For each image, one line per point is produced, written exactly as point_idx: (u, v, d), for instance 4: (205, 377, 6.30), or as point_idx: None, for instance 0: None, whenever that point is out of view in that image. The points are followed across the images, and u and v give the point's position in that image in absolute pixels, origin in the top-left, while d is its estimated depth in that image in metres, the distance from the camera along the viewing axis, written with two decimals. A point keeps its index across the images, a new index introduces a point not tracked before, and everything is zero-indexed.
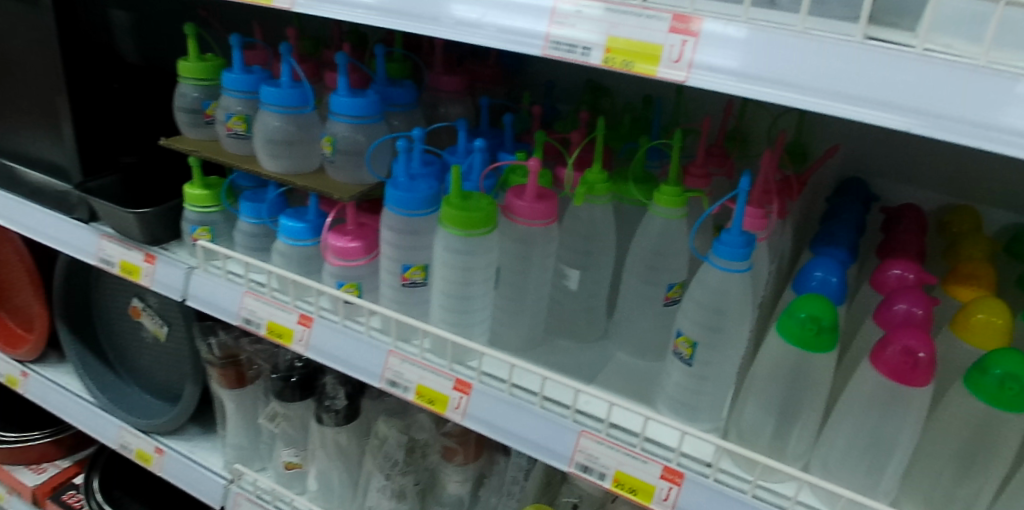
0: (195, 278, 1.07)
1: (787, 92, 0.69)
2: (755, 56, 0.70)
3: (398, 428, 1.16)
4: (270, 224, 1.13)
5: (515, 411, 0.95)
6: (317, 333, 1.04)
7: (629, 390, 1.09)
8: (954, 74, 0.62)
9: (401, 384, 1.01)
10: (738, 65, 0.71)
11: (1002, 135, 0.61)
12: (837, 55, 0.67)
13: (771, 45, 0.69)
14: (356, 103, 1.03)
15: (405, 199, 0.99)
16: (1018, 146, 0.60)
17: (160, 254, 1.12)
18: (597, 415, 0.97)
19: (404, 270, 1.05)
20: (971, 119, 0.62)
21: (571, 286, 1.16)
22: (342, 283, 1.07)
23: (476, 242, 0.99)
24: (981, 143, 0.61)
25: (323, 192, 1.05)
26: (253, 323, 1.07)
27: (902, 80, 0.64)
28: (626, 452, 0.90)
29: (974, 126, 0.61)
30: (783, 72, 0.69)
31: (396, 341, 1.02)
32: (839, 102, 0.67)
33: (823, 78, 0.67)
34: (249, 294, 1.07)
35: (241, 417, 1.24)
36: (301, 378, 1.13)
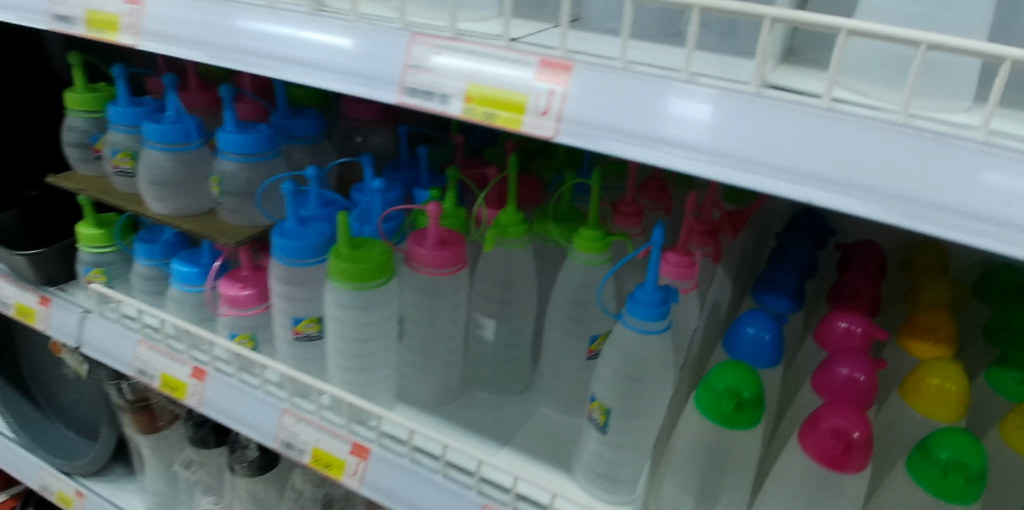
0: (89, 325, 0.94)
1: (662, 156, 0.45)
2: (619, 109, 0.46)
3: (314, 481, 1.01)
4: (164, 267, 0.90)
5: (413, 483, 0.74)
6: (212, 388, 0.86)
7: (551, 456, 0.77)
8: (883, 137, 0.40)
9: (296, 447, 0.81)
10: (595, 120, 0.46)
11: (959, 219, 0.37)
12: (726, 108, 0.43)
13: (639, 94, 0.45)
14: (168, 128, 0.81)
15: (291, 248, 0.74)
16: (984, 237, 0.37)
17: (53, 297, 0.98)
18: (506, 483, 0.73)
19: (294, 323, 0.79)
20: (913, 196, 0.39)
21: (480, 342, 0.85)
22: (234, 334, 0.85)
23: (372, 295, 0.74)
24: (927, 229, 0.38)
25: (210, 238, 0.82)
26: (148, 378, 0.90)
27: (815, 141, 0.41)
28: None
29: (917, 206, 0.38)
30: (656, 129, 0.45)
31: (291, 398, 0.82)
32: (732, 170, 0.43)
33: (711, 135, 0.43)
34: (142, 343, 0.90)
35: (161, 462, 1.14)
36: (213, 425, 1.04)
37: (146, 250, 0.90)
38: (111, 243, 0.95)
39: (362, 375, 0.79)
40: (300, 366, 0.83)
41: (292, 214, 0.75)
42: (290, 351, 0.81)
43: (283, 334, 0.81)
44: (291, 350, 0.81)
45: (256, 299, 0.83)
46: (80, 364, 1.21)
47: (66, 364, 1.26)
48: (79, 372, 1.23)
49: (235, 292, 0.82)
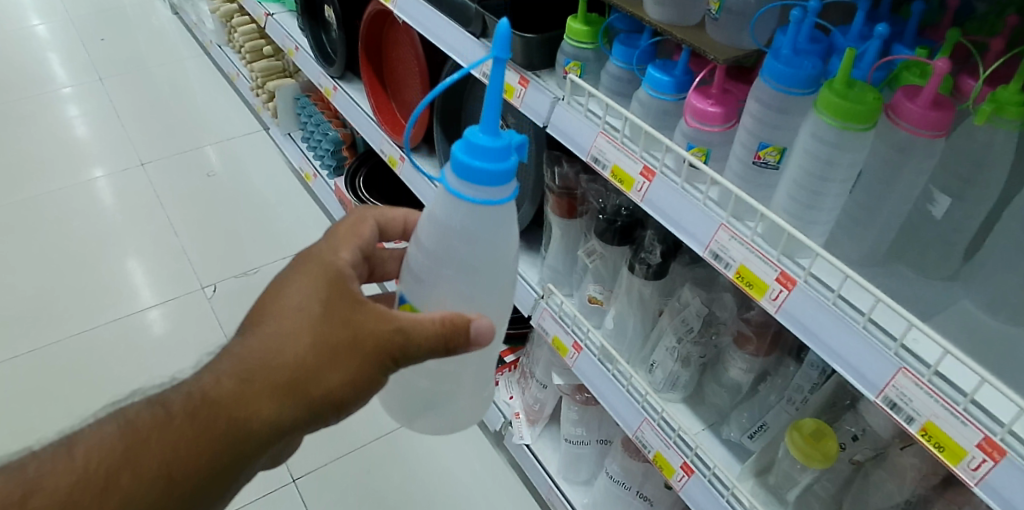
0: (558, 111, 0.89)
1: None
2: None
3: (701, 298, 0.93)
4: (638, 74, 0.84)
5: (833, 323, 0.66)
6: (653, 189, 0.80)
7: (982, 357, 0.64)
8: None
9: (722, 261, 0.74)
10: None
11: None
12: None
13: None
14: None
15: (779, 75, 0.66)
16: None
17: (531, 80, 0.92)
18: (964, 385, 0.61)
19: (758, 148, 0.72)
20: None
21: (923, 218, 0.72)
22: (691, 146, 0.78)
23: (848, 137, 0.64)
24: None
25: (697, 48, 0.74)
26: (599, 168, 0.84)
27: None
28: (943, 403, 0.59)
29: None
30: None
31: (729, 214, 0.74)
32: None
33: None
34: (602, 135, 0.84)
35: (565, 245, 1.09)
36: (622, 225, 0.96)
37: (624, 53, 0.84)
38: (592, 40, 0.87)
39: (805, 212, 0.71)
40: (742, 185, 0.76)
41: (789, 40, 0.66)
42: (739, 173, 0.75)
43: (739, 154, 0.75)
44: (743, 172, 0.75)
45: (721, 119, 0.75)
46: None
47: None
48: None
49: (701, 107, 0.75)
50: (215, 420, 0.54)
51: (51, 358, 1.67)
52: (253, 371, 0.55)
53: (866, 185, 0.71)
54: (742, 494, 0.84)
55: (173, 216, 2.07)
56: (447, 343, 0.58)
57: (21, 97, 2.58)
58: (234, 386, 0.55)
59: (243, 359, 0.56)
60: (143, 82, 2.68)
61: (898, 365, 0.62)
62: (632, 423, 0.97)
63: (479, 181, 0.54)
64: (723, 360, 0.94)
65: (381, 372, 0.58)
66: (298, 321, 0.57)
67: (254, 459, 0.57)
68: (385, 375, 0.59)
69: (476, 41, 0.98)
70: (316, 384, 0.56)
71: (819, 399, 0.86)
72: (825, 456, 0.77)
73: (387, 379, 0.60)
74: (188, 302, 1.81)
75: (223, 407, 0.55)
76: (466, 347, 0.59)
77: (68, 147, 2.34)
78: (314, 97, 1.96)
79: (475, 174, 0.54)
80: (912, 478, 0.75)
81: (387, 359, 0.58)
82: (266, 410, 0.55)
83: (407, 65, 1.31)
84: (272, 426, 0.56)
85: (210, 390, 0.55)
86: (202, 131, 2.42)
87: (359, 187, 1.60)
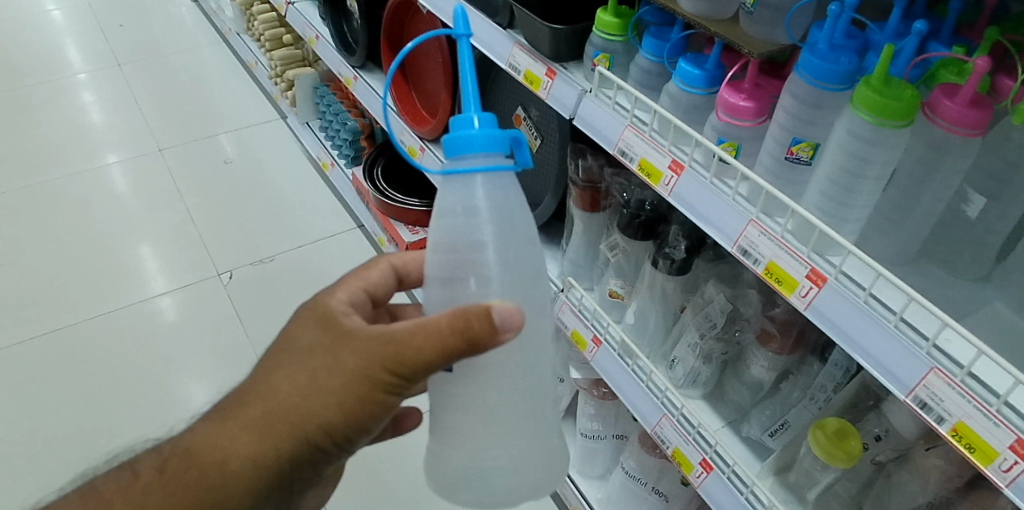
0: (586, 103, 0.89)
1: None
2: None
3: (726, 294, 0.93)
4: (668, 67, 0.84)
5: (862, 322, 0.65)
6: (683, 183, 0.79)
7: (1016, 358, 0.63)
8: None
9: (750, 257, 0.74)
10: None
11: None
12: None
13: None
14: None
15: (815, 70, 0.65)
16: None
17: (559, 71, 0.92)
18: (999, 387, 0.59)
19: (791, 143, 0.72)
20: None
21: (957, 218, 0.72)
22: (721, 140, 0.77)
23: (884, 133, 0.63)
24: None
25: (730, 40, 0.74)
26: (626, 161, 0.84)
27: None
28: (977, 404, 0.57)
29: None
30: None
31: (759, 210, 0.73)
32: None
33: None
34: (630, 128, 0.84)
35: (586, 239, 1.10)
36: (646, 220, 0.96)
37: (654, 46, 0.84)
38: (622, 32, 0.87)
39: (838, 209, 0.70)
40: (775, 181, 0.76)
41: (825, 35, 0.65)
42: (771, 167, 0.75)
43: (771, 149, 0.74)
44: (775, 167, 0.75)
45: (753, 114, 0.74)
46: (533, 138, 1.14)
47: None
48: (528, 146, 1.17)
49: (734, 102, 0.74)
50: (196, 476, 0.55)
51: (64, 341, 1.68)
52: (234, 419, 0.56)
53: (900, 182, 0.71)
54: (762, 492, 0.83)
55: (188, 203, 2.07)
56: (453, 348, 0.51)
57: (39, 82, 2.59)
58: (212, 439, 0.56)
59: (225, 411, 0.57)
60: (159, 69, 2.69)
61: (930, 366, 0.60)
62: (651, 418, 0.97)
63: (464, 150, 0.55)
64: (745, 358, 0.93)
65: (377, 389, 0.54)
66: (286, 356, 0.57)
67: (262, 496, 0.58)
68: (387, 393, 0.55)
69: (503, 32, 0.99)
70: (292, 423, 0.55)
71: (842, 399, 0.85)
72: (848, 456, 0.76)
73: (393, 396, 0.55)
74: (201, 291, 1.82)
75: (201, 460, 0.56)
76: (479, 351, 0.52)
77: (85, 132, 2.34)
78: (332, 86, 1.98)
79: (460, 145, 0.55)
80: (936, 480, 0.74)
81: (382, 376, 0.54)
82: (244, 449, 0.55)
83: (429, 56, 1.32)
84: (254, 465, 0.55)
85: (193, 450, 0.56)
86: (218, 119, 2.42)
87: (377, 177, 1.62)
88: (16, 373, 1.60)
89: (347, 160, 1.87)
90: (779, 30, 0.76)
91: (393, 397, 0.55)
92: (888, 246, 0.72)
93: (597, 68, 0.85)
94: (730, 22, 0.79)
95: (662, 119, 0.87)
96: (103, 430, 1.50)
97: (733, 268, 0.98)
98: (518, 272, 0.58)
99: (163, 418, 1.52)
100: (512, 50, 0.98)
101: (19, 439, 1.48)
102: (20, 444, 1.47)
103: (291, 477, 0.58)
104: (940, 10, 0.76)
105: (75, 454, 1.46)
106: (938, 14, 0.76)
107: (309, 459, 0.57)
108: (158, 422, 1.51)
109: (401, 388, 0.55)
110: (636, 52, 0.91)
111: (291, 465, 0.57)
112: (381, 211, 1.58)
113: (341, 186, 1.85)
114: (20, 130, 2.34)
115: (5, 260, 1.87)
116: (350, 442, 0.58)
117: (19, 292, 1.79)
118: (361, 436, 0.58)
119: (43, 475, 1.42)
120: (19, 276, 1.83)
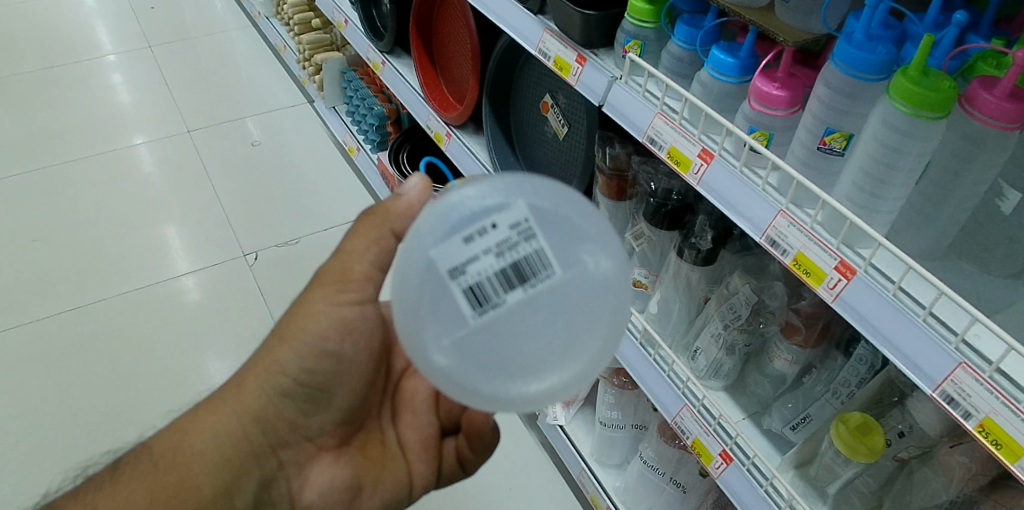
0: (615, 91, 0.88)
1: None
2: None
3: (751, 286, 0.93)
4: (699, 53, 0.83)
5: (888, 315, 0.64)
6: (713, 172, 0.79)
7: None
8: None
9: (779, 248, 0.73)
10: None
11: None
12: None
13: None
14: None
15: (851, 59, 0.65)
16: None
17: (588, 58, 0.92)
18: None
19: (824, 134, 0.71)
20: None
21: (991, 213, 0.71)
22: (752, 129, 0.77)
23: (920, 124, 0.62)
24: None
25: (764, 28, 0.73)
26: (655, 149, 0.84)
27: None
28: (1009, 403, 0.56)
29: None
30: None
31: (788, 200, 0.73)
32: None
33: None
34: (659, 115, 0.83)
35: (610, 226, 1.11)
36: (672, 209, 0.97)
37: (687, 33, 0.84)
38: (654, 20, 0.87)
39: (870, 201, 0.69)
40: (805, 171, 0.75)
41: (863, 24, 0.64)
42: (802, 157, 0.75)
43: (804, 138, 0.74)
44: (808, 158, 0.74)
45: (785, 103, 0.73)
46: (560, 125, 1.15)
47: (546, 123, 1.19)
48: (555, 133, 1.17)
49: (766, 90, 0.73)
50: (159, 460, 0.64)
51: (90, 316, 1.71)
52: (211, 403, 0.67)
53: (932, 176, 0.70)
54: (781, 484, 0.83)
55: (215, 184, 2.10)
56: (372, 235, 0.63)
57: (72, 62, 2.64)
58: (179, 424, 0.66)
59: (196, 410, 0.67)
60: (188, 52, 2.72)
61: (957, 361, 0.59)
62: (672, 409, 0.97)
63: None
64: (768, 350, 0.93)
65: (319, 303, 0.65)
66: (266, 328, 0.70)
67: (236, 462, 0.66)
68: (331, 304, 0.65)
69: (534, 18, 0.99)
70: (256, 367, 0.66)
71: (865, 394, 0.84)
72: (870, 451, 0.76)
73: (339, 310, 0.65)
74: (226, 271, 1.84)
75: (160, 448, 0.65)
76: (394, 219, 0.63)
77: (116, 112, 2.39)
78: (360, 71, 2.00)
79: None
80: (960, 477, 0.73)
81: (325, 292, 0.65)
82: (216, 421, 0.66)
83: (458, 43, 1.33)
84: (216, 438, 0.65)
85: None
86: (246, 102, 2.44)
87: (402, 161, 1.63)
88: (45, 345, 1.65)
89: (373, 145, 1.88)
90: (814, 18, 0.75)
91: (340, 310, 0.65)
92: (920, 240, 0.71)
93: (629, 54, 0.85)
94: (765, 10, 0.78)
95: (692, 108, 0.87)
96: (129, 404, 1.54)
97: (759, 260, 0.97)
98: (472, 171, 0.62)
99: (185, 395, 1.56)
100: (542, 37, 0.98)
101: (48, 410, 1.52)
102: (51, 413, 1.52)
103: (260, 421, 0.67)
104: (980, 1, 0.75)
105: (99, 427, 1.50)
106: (977, 6, 0.74)
107: (279, 396, 0.66)
108: (182, 398, 1.55)
109: (341, 300, 0.65)
110: (668, 39, 0.90)
111: (256, 404, 0.66)
112: None
113: (366, 170, 1.87)
114: (52, 108, 2.39)
115: (37, 235, 1.92)
116: (315, 369, 0.66)
117: (49, 267, 1.83)
118: (324, 360, 0.66)
119: (69, 446, 1.46)
120: (50, 252, 1.87)
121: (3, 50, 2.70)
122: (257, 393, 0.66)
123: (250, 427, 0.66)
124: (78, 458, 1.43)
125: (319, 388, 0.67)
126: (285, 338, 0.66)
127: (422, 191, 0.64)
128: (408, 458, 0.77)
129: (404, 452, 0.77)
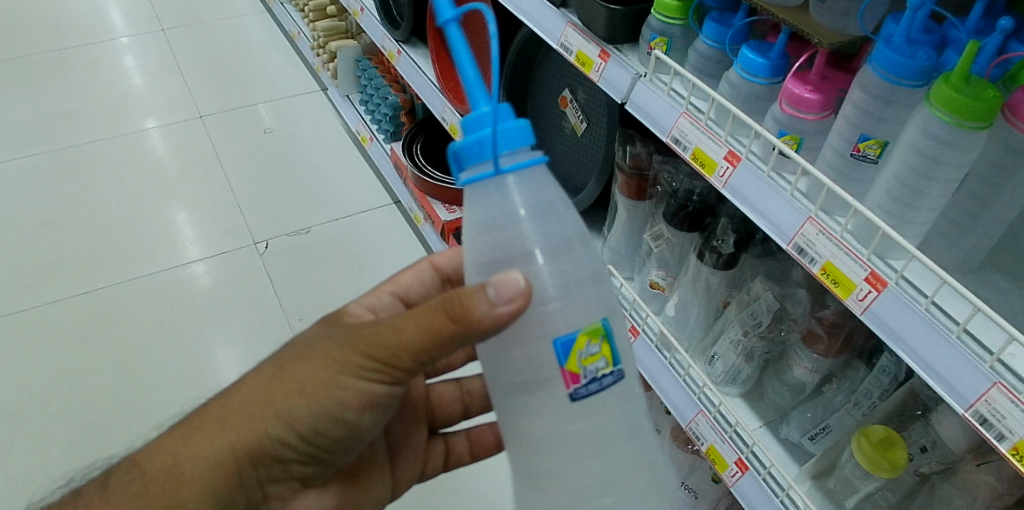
0: (639, 88, 0.86)
1: None
2: None
3: (774, 292, 0.91)
4: (728, 51, 0.81)
5: (922, 331, 0.62)
6: (741, 175, 0.76)
7: None
8: None
9: (807, 256, 0.71)
10: None
11: None
12: None
13: None
14: None
15: (889, 64, 0.62)
16: None
17: (612, 54, 0.89)
18: None
19: (858, 141, 0.69)
20: None
21: None
22: (781, 132, 0.74)
23: (960, 134, 0.60)
24: None
25: (798, 28, 0.71)
26: (679, 150, 0.81)
27: None
28: None
29: None
30: None
31: (818, 207, 0.70)
32: None
33: None
34: (685, 115, 0.81)
35: (629, 225, 1.09)
36: (693, 211, 0.95)
37: (716, 31, 0.81)
38: (681, 16, 0.84)
39: (904, 211, 0.67)
40: (835, 178, 0.73)
41: (903, 28, 0.62)
42: (834, 163, 0.72)
43: (836, 144, 0.71)
44: (840, 165, 0.72)
45: (818, 107, 0.71)
46: (579, 120, 1.12)
47: (564, 118, 1.17)
48: (574, 129, 1.15)
49: (798, 93, 0.71)
50: (150, 482, 0.57)
51: (100, 301, 1.71)
52: (204, 420, 0.60)
53: (969, 187, 0.67)
54: (797, 495, 0.81)
55: (227, 171, 2.09)
56: (439, 334, 0.50)
57: (84, 44, 2.63)
58: (173, 439, 0.60)
59: (190, 425, 0.60)
60: (201, 36, 2.70)
61: (992, 381, 0.57)
62: (686, 414, 0.95)
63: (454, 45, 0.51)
64: (788, 358, 0.91)
65: (347, 373, 0.56)
66: (289, 355, 0.59)
67: (224, 494, 0.59)
68: (353, 378, 0.56)
69: (557, 11, 0.97)
70: (260, 403, 0.58)
71: (887, 406, 0.82)
72: (893, 466, 0.74)
73: (364, 385, 0.56)
74: (236, 259, 1.83)
75: (152, 467, 0.58)
76: (472, 333, 0.50)
77: (128, 96, 2.37)
78: (375, 60, 1.98)
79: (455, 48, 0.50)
80: (985, 496, 0.71)
81: (352, 361, 0.55)
82: (209, 450, 0.58)
83: (476, 35, 1.31)
84: (210, 464, 0.58)
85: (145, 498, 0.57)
86: (258, 88, 2.43)
87: (416, 153, 1.62)
88: (54, 329, 1.65)
89: (387, 135, 1.87)
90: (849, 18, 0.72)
91: (363, 387, 0.56)
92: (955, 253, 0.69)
93: (654, 51, 0.83)
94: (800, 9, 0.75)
95: (719, 109, 0.84)
96: (136, 392, 1.54)
97: (782, 265, 0.95)
98: (574, 284, 0.53)
99: (194, 383, 1.55)
100: (564, 30, 0.96)
101: (56, 395, 1.52)
102: (59, 398, 1.52)
103: (256, 459, 0.60)
104: None
105: (106, 414, 1.49)
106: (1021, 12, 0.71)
107: (280, 442, 0.59)
108: (189, 388, 1.54)
109: (369, 378, 0.55)
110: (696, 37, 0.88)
111: (256, 442, 0.59)
112: (418, 189, 1.59)
113: (379, 160, 1.85)
114: (64, 90, 2.38)
115: (47, 218, 1.91)
116: (324, 431, 0.60)
117: (58, 251, 1.83)
118: (337, 425, 0.60)
119: (77, 432, 1.46)
120: (60, 235, 1.87)
121: (14, 30, 2.69)
122: (262, 432, 0.58)
123: (243, 462, 0.59)
124: (85, 445, 1.43)
125: (324, 446, 0.62)
126: (305, 391, 0.57)
127: (510, 306, 0.49)
128: (394, 471, 0.80)
129: (391, 464, 0.80)
